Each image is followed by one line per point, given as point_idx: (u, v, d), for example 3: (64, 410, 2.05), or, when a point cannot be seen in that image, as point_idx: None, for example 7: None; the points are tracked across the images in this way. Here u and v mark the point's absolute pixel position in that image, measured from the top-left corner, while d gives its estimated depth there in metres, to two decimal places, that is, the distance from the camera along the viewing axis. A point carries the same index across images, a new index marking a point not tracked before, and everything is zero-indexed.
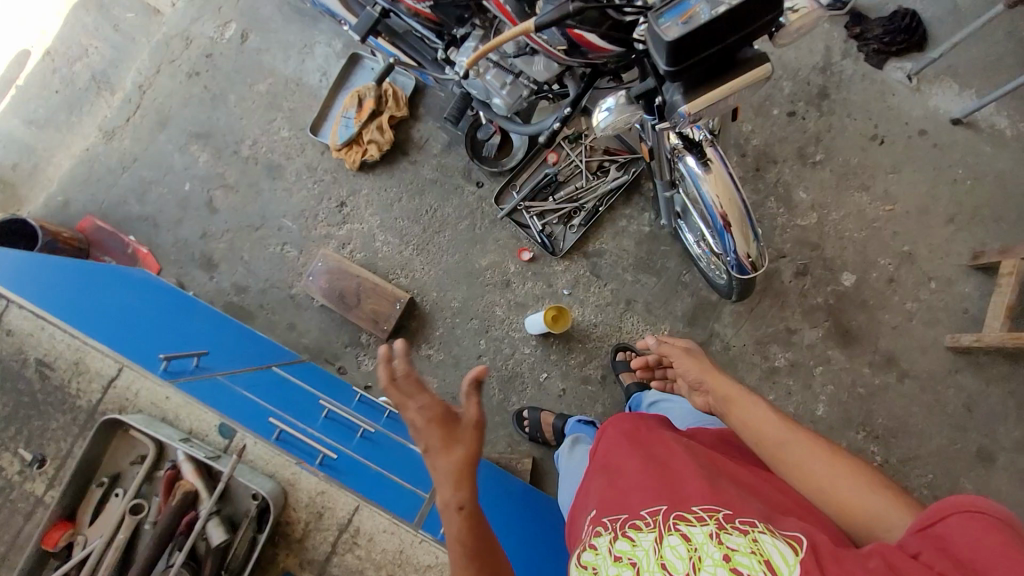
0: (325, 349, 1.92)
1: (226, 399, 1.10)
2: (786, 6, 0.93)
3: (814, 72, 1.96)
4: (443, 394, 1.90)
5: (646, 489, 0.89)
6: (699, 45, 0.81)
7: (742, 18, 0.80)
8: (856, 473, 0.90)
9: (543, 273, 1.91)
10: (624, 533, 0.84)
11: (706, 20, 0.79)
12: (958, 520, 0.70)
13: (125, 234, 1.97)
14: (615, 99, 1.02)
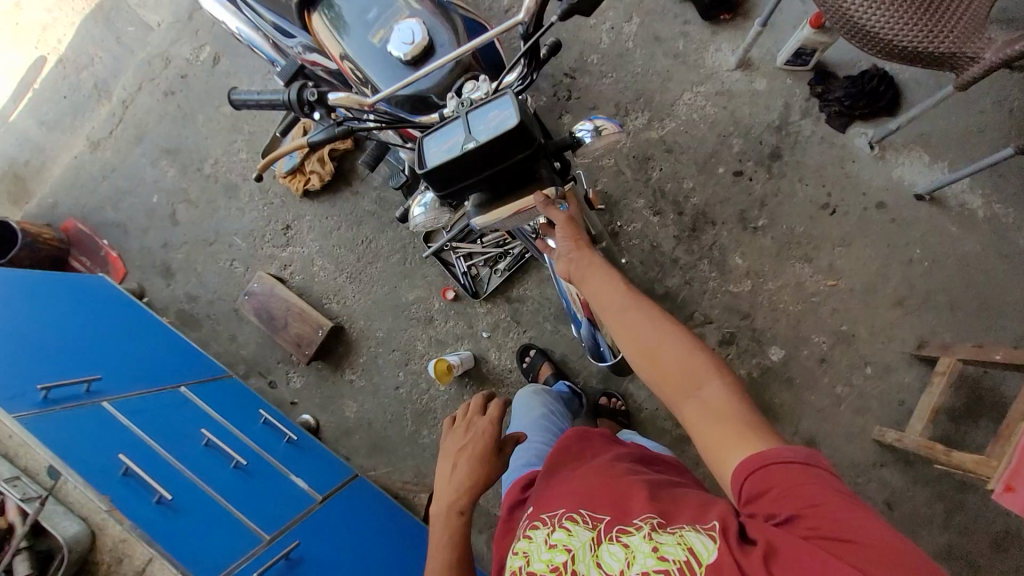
0: (259, 363, 2.06)
1: (80, 433, 1.23)
2: (593, 125, 0.94)
3: (769, 131, 1.85)
4: (360, 419, 1.99)
5: (589, 492, 0.85)
6: (458, 175, 0.83)
7: (497, 155, 0.81)
8: (681, 340, 0.85)
9: (465, 313, 1.95)
10: (560, 525, 0.80)
11: (458, 154, 0.80)
12: (785, 467, 0.67)
13: (101, 238, 2.18)
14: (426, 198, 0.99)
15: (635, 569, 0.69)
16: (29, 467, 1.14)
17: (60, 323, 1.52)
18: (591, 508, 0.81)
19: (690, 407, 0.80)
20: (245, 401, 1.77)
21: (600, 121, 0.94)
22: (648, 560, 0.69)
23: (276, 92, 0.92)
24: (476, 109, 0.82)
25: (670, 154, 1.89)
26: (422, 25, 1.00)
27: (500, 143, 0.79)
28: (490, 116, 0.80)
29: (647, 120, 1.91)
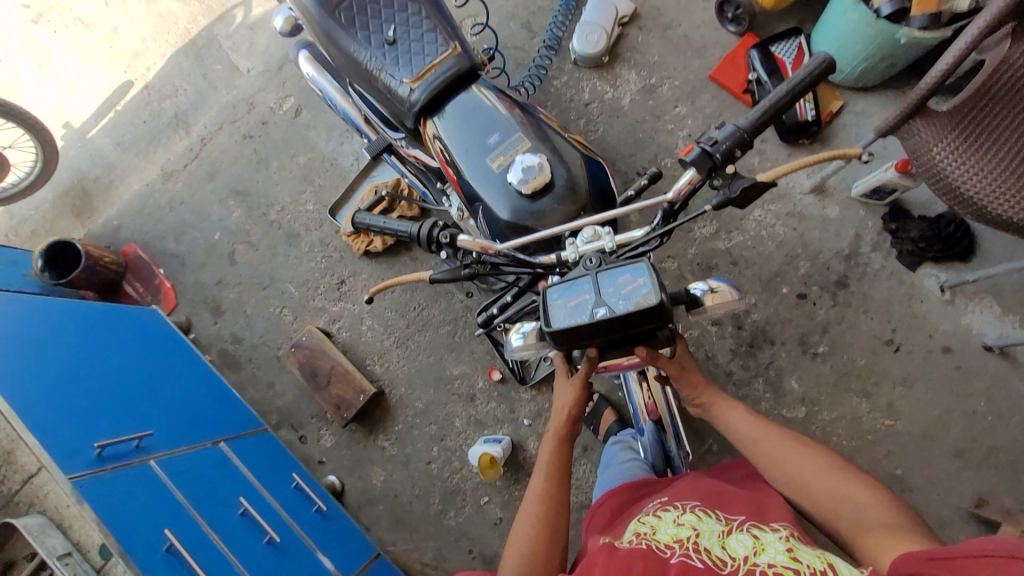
0: (293, 415, 2.03)
1: (130, 505, 1.20)
2: (708, 287, 1.04)
3: (837, 259, 1.84)
4: (385, 489, 1.94)
5: (726, 502, 0.98)
6: (582, 335, 0.86)
7: (624, 324, 0.84)
8: (819, 460, 0.99)
9: (509, 396, 1.92)
10: (692, 511, 0.95)
11: (584, 317, 0.85)
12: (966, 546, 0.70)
13: (158, 266, 2.21)
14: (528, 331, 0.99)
15: (760, 558, 0.80)
16: (81, 542, 1.15)
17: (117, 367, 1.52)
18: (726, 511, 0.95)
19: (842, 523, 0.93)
20: (280, 459, 1.74)
21: (715, 282, 1.05)
22: (778, 556, 0.80)
23: (401, 225, 1.05)
24: (607, 271, 0.87)
25: (735, 267, 1.89)
26: (543, 160, 1.03)
27: (631, 313, 0.83)
28: (621, 282, 0.85)
29: (714, 229, 1.92)
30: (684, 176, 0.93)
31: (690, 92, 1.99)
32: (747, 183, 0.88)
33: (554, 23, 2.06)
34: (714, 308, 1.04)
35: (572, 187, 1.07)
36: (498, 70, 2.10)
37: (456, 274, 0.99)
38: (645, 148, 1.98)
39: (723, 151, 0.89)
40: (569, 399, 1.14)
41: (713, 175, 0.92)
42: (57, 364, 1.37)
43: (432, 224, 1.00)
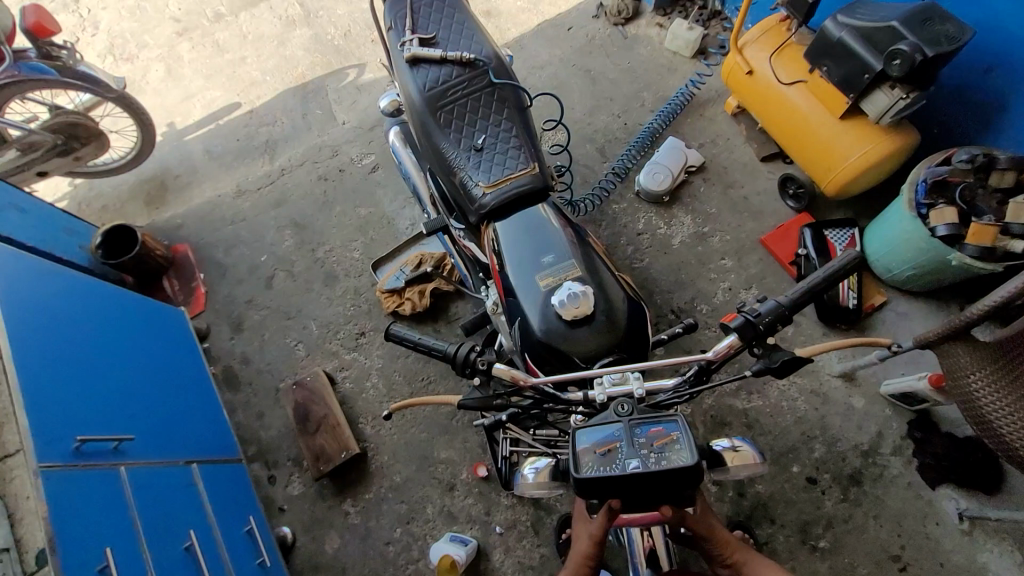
0: (271, 451, 1.99)
1: (83, 514, 1.16)
2: (731, 444, 1.03)
3: (854, 452, 1.78)
4: (335, 559, 1.83)
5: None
6: (608, 483, 0.86)
7: (655, 479, 0.85)
8: None
9: (488, 497, 1.84)
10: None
11: (615, 466, 0.86)
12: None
13: (200, 270, 2.31)
14: (537, 471, 1.11)
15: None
16: (24, 540, 1.10)
17: (124, 365, 1.54)
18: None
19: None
20: (242, 497, 1.69)
21: (738, 441, 1.03)
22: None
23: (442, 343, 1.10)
24: (639, 420, 0.90)
25: (748, 430, 1.84)
26: (587, 290, 1.08)
27: (661, 469, 0.84)
28: (653, 433, 0.88)
29: (735, 386, 1.90)
30: (727, 340, 0.98)
31: (738, 250, 2.07)
32: (786, 357, 0.94)
33: (626, 156, 2.22)
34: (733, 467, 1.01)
35: (609, 322, 1.11)
36: (564, 184, 2.24)
37: (485, 399, 1.05)
38: (684, 289, 2.03)
39: (766, 321, 0.95)
40: (586, 556, 1.11)
41: (755, 344, 0.97)
42: (70, 351, 1.40)
43: (468, 347, 1.07)
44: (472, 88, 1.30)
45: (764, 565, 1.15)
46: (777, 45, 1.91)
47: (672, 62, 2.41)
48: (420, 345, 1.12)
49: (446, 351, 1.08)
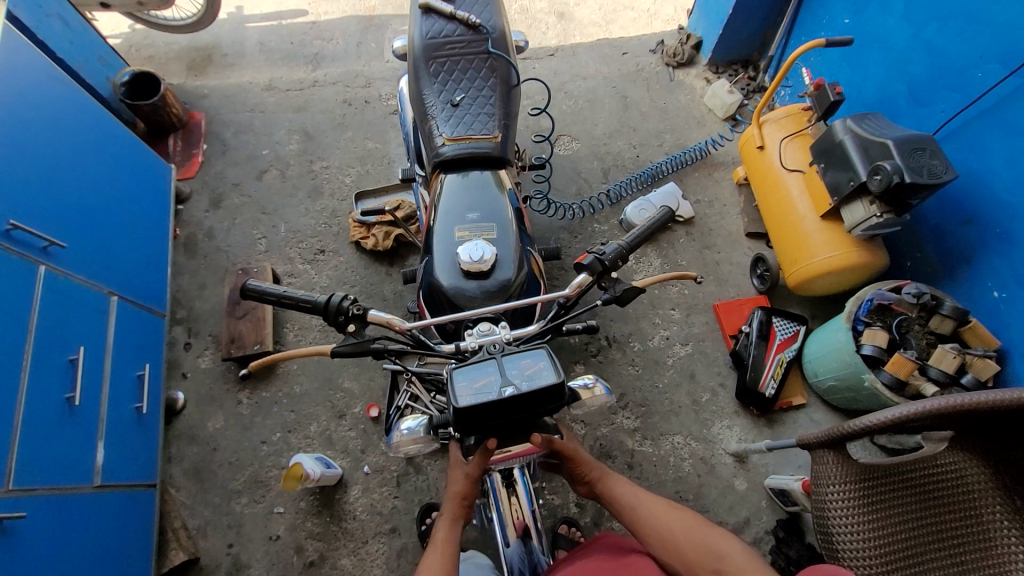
0: (198, 322, 2.08)
1: None
2: (584, 382, 1.04)
3: (717, 528, 1.83)
4: (211, 437, 1.91)
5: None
6: (485, 413, 0.84)
7: (528, 403, 0.85)
8: (687, 522, 1.13)
9: (369, 436, 1.91)
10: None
11: (492, 395, 0.84)
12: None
13: (204, 141, 2.41)
14: (411, 427, 0.97)
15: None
16: None
17: (88, 183, 1.63)
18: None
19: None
20: (148, 345, 1.78)
21: (595, 380, 1.05)
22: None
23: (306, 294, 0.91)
24: (512, 353, 0.89)
25: (628, 470, 1.90)
26: (493, 251, 1.13)
27: (534, 392, 0.84)
28: (523, 364, 0.87)
29: (633, 427, 1.96)
30: (578, 279, 1.02)
31: (690, 307, 2.15)
32: (627, 289, 1.02)
33: (624, 184, 2.29)
34: (590, 403, 1.03)
35: (503, 287, 1.14)
36: (539, 177, 2.33)
37: (362, 346, 0.92)
38: (626, 322, 2.12)
39: (610, 259, 1.01)
40: (463, 496, 1.03)
41: (602, 280, 1.03)
42: (43, 148, 1.49)
43: (340, 295, 0.91)
44: (468, 48, 1.42)
45: (615, 482, 1.21)
46: (794, 130, 1.97)
47: (704, 117, 2.47)
48: (285, 298, 0.92)
49: (315, 302, 0.90)
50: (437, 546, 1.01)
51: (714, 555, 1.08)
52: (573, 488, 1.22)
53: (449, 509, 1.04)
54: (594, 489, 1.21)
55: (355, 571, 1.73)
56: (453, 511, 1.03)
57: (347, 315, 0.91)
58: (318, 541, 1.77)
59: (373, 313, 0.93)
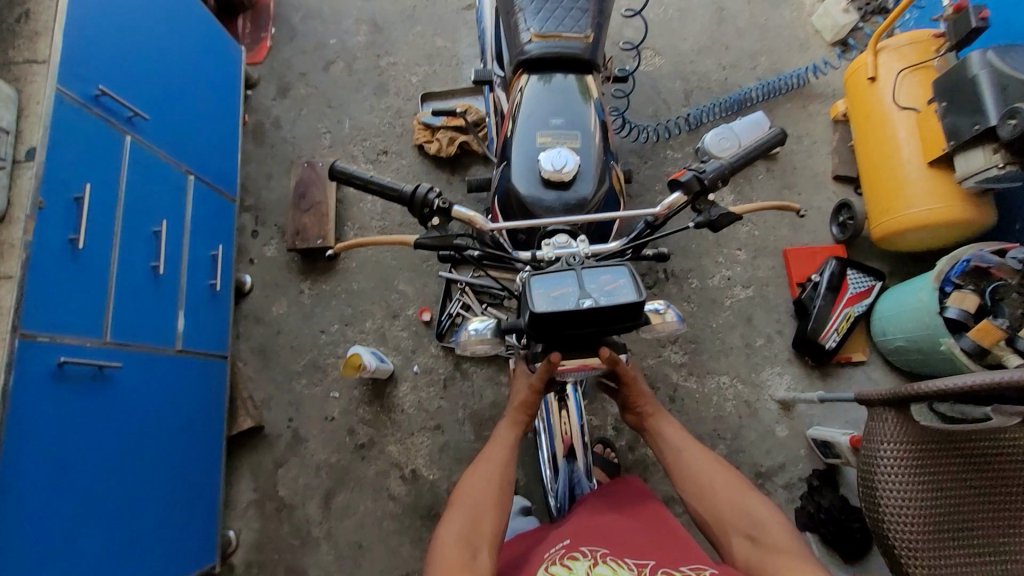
0: (264, 211, 2.14)
1: (78, 145, 1.27)
2: (656, 308, 1.00)
3: (750, 468, 1.86)
4: (275, 321, 2.03)
5: (629, 546, 0.90)
6: (559, 322, 0.82)
7: (604, 319, 0.82)
8: (729, 482, 1.03)
9: (420, 338, 1.98)
10: (605, 563, 0.85)
11: (568, 306, 0.82)
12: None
13: (272, 25, 2.34)
14: (481, 329, 0.98)
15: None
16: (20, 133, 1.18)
17: (166, 56, 1.61)
18: (637, 560, 0.86)
19: (740, 544, 0.96)
20: (220, 226, 1.84)
21: (669, 308, 1.00)
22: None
23: (391, 181, 0.87)
24: (591, 267, 0.86)
25: (669, 402, 1.92)
26: (577, 161, 1.08)
27: (612, 308, 0.81)
28: (603, 279, 0.84)
29: (680, 362, 1.96)
30: (672, 197, 0.96)
31: (758, 249, 2.05)
32: (723, 214, 0.96)
33: (707, 109, 2.11)
34: (659, 330, 1.00)
35: (582, 202, 1.09)
36: (621, 94, 2.17)
37: (445, 241, 0.90)
38: (688, 257, 2.05)
39: (709, 179, 0.96)
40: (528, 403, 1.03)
41: (696, 201, 0.97)
42: (126, 12, 1.46)
43: (426, 186, 0.87)
44: None
45: (668, 421, 1.14)
46: (917, 61, 1.72)
47: (809, 40, 2.20)
48: (371, 184, 0.89)
49: (400, 193, 0.87)
50: (499, 444, 1.02)
51: (751, 516, 0.98)
52: (622, 415, 1.19)
53: (512, 413, 1.05)
54: (643, 424, 1.17)
55: (401, 457, 1.87)
56: (516, 415, 1.04)
57: (432, 209, 0.87)
58: (369, 426, 1.91)
59: (457, 209, 0.88)
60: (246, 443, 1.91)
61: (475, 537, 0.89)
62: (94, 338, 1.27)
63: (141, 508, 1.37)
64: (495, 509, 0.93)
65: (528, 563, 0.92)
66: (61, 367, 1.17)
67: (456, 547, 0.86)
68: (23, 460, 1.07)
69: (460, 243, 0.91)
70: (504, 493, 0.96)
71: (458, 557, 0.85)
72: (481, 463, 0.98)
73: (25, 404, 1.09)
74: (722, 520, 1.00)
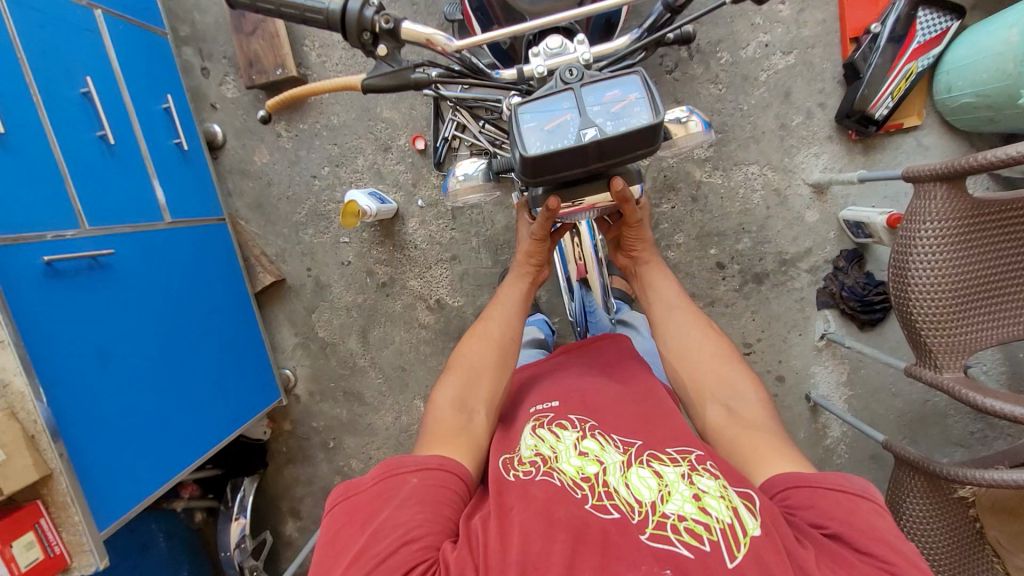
0: (207, 42, 1.81)
1: None
2: (681, 116, 0.82)
3: (775, 258, 1.82)
4: (262, 172, 1.88)
5: (618, 415, 0.83)
6: (561, 163, 0.67)
7: (612, 152, 0.67)
8: (719, 346, 0.98)
9: (418, 169, 1.82)
10: (592, 436, 0.79)
11: (568, 140, 0.66)
12: (836, 493, 0.72)
13: None
14: (472, 174, 0.84)
15: (669, 508, 0.67)
16: None
17: None
18: (624, 435, 0.79)
19: (715, 411, 0.90)
20: (160, 71, 1.57)
21: (692, 113, 0.83)
22: (688, 507, 0.67)
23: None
24: (593, 84, 0.68)
25: (691, 203, 1.80)
26: None
27: (622, 137, 0.65)
28: (609, 97, 0.66)
29: (705, 157, 1.77)
30: None
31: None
32: None
33: None
34: (681, 145, 0.84)
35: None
36: None
37: (400, 77, 0.68)
38: (717, 27, 1.70)
39: None
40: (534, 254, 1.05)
41: None
42: None
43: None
44: None
45: (663, 277, 1.10)
46: None
47: None
48: (286, 10, 0.65)
49: (327, 15, 0.64)
50: (503, 303, 1.05)
51: (738, 386, 0.92)
52: (614, 258, 1.16)
53: (518, 266, 1.08)
54: (634, 268, 1.13)
55: (424, 290, 1.90)
56: (522, 269, 1.07)
57: (374, 32, 0.65)
58: (387, 266, 1.90)
59: (406, 26, 0.66)
60: (273, 296, 1.97)
61: (470, 397, 0.92)
62: (71, 230, 1.19)
63: (193, 371, 1.47)
64: (495, 368, 0.96)
65: (510, 426, 0.90)
66: (51, 265, 1.12)
67: (452, 409, 0.89)
68: (61, 357, 1.11)
69: (419, 76, 0.68)
70: (505, 351, 0.98)
71: (453, 416, 0.88)
72: (481, 323, 1.02)
73: (36, 307, 1.07)
74: (700, 387, 0.94)
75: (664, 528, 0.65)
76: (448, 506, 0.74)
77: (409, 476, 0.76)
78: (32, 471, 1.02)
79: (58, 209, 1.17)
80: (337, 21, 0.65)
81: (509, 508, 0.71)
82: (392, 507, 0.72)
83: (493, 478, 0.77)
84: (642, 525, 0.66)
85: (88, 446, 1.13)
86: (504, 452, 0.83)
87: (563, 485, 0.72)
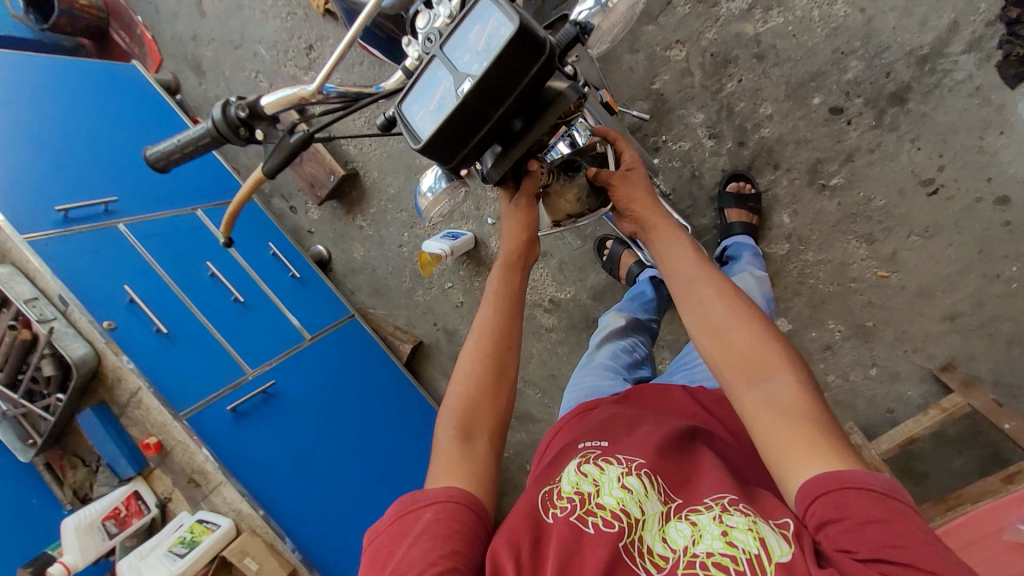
0: (282, 186, 2.15)
1: (86, 258, 1.38)
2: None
3: (908, 62, 1.36)
4: (365, 263, 2.13)
5: (666, 451, 0.72)
6: (460, 130, 0.62)
7: (500, 89, 0.59)
8: (722, 290, 0.75)
9: (475, 193, 1.85)
10: (639, 472, 0.68)
11: (451, 105, 0.60)
12: (867, 493, 0.54)
13: (137, 14, 2.16)
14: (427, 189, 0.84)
15: (699, 546, 0.58)
16: (46, 291, 1.34)
17: (90, 131, 1.59)
18: (669, 475, 0.70)
19: (750, 400, 0.65)
20: (261, 227, 1.90)
21: None
22: (715, 541, 0.58)
23: (196, 126, 0.71)
24: (454, 36, 0.61)
25: (760, 63, 1.47)
26: None
27: (499, 65, 0.57)
28: (473, 37, 0.59)
29: (749, 5, 1.45)
30: None
31: None
32: None
33: None
34: (611, 29, 0.71)
35: None
36: None
37: (284, 146, 0.70)
38: None
39: None
40: (524, 225, 0.90)
41: None
42: (25, 126, 1.46)
43: (224, 104, 0.69)
44: None
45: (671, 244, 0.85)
46: None
47: None
48: (187, 147, 0.73)
49: (209, 133, 0.70)
50: (493, 302, 0.86)
51: (771, 366, 0.67)
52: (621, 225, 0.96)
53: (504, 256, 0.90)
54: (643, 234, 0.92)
55: (534, 298, 1.88)
56: (509, 257, 0.90)
57: (244, 123, 0.69)
58: None
59: (267, 102, 0.69)
60: (419, 361, 2.16)
61: (475, 420, 0.76)
62: (242, 376, 1.49)
63: (365, 452, 1.64)
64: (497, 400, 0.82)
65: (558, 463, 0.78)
66: (235, 410, 1.41)
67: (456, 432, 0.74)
68: (268, 477, 1.37)
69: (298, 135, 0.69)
70: (502, 358, 0.81)
71: (454, 444, 0.72)
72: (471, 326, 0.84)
73: (236, 447, 1.36)
74: (732, 371, 0.69)
75: (693, 567, 0.57)
76: (466, 537, 0.60)
77: (423, 511, 0.62)
78: (281, 567, 1.28)
79: (228, 365, 1.48)
80: (218, 133, 0.70)
81: (545, 555, 0.59)
82: (408, 545, 0.59)
83: (528, 515, 0.64)
84: (671, 568, 0.58)
85: (314, 539, 1.38)
86: (544, 485, 0.70)
87: (598, 523, 0.61)
